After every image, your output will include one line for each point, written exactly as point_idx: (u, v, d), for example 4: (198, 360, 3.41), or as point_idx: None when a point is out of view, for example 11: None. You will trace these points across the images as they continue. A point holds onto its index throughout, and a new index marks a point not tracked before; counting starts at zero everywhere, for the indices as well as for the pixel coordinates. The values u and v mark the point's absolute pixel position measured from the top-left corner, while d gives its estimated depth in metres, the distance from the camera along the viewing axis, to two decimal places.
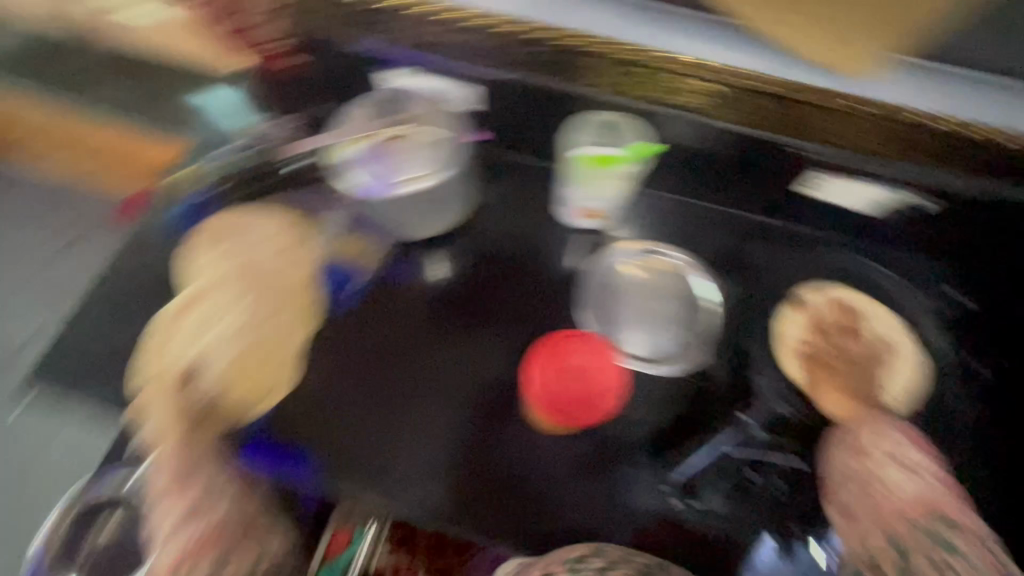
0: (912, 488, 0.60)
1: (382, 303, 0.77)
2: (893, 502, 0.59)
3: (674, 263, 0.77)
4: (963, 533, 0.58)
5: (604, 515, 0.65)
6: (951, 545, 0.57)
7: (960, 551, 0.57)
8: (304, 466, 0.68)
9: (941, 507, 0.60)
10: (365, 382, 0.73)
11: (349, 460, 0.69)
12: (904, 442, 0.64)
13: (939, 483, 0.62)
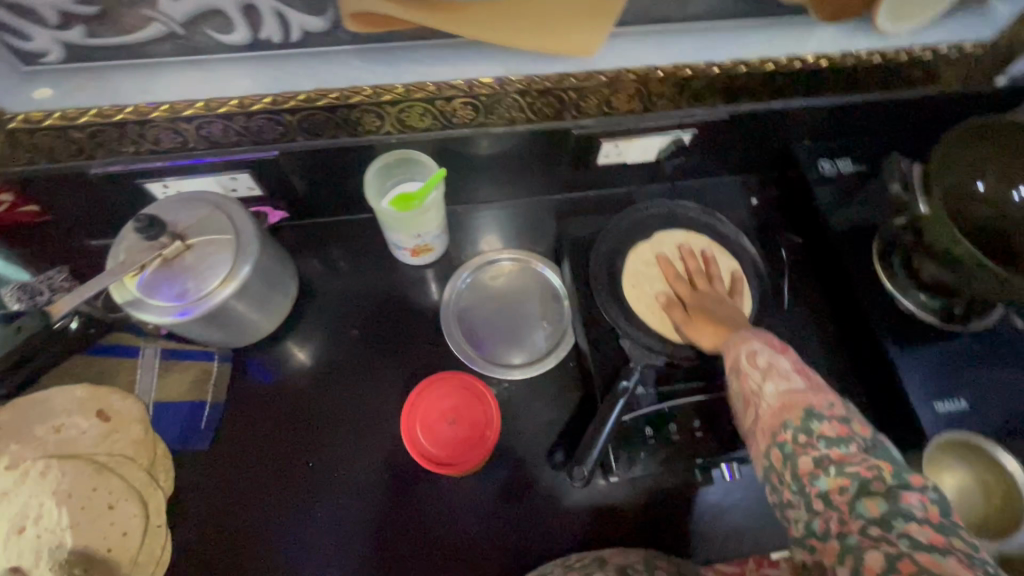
0: (776, 390, 0.51)
1: (243, 430, 0.70)
2: (762, 410, 0.51)
3: (519, 259, 0.81)
4: (832, 412, 0.48)
5: (534, 532, 0.67)
6: (810, 428, 0.48)
7: (822, 434, 0.47)
8: None
9: (802, 397, 0.50)
10: (251, 521, 0.66)
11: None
12: (756, 347, 0.55)
13: (805, 374, 0.53)
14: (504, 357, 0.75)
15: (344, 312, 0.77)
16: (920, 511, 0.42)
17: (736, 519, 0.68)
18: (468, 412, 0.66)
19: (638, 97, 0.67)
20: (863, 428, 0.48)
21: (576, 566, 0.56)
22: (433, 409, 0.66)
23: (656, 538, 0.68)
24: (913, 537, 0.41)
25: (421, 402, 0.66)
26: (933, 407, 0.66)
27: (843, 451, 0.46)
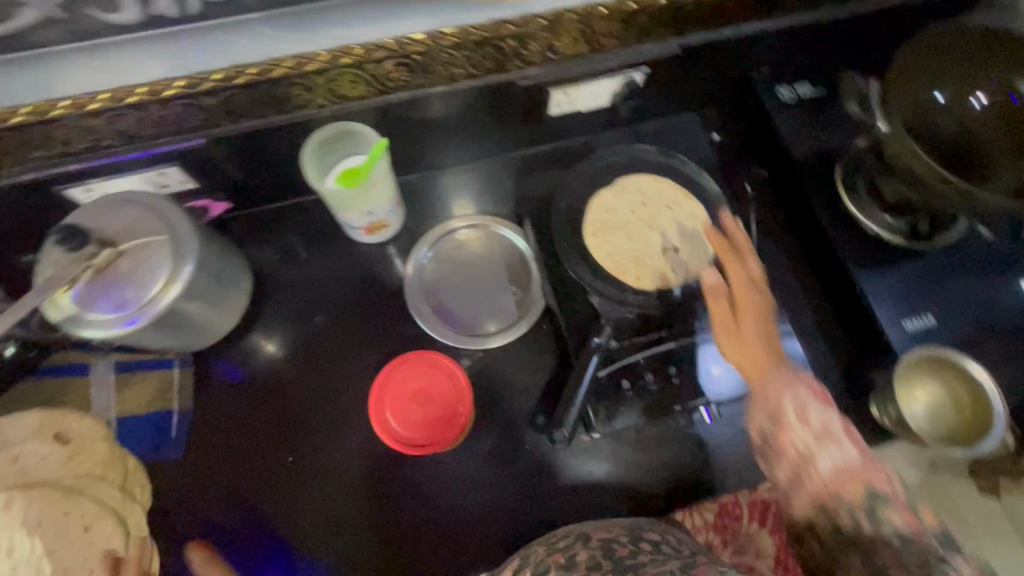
0: (830, 461, 0.53)
1: (215, 434, 0.68)
2: (800, 524, 0.53)
3: (477, 222, 0.78)
4: (897, 499, 0.51)
5: (523, 494, 0.68)
6: (880, 518, 0.50)
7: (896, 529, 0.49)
8: None
9: (860, 471, 0.52)
10: (237, 522, 0.66)
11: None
12: (805, 399, 0.56)
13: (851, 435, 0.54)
14: (474, 325, 0.74)
15: (304, 302, 0.75)
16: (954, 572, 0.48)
17: (715, 455, 0.70)
18: (437, 390, 0.66)
19: (585, 39, 0.63)
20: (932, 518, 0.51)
21: (559, 544, 0.57)
22: (404, 388, 0.66)
23: (642, 483, 0.69)
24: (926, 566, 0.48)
25: (393, 379, 0.67)
26: (902, 328, 0.66)
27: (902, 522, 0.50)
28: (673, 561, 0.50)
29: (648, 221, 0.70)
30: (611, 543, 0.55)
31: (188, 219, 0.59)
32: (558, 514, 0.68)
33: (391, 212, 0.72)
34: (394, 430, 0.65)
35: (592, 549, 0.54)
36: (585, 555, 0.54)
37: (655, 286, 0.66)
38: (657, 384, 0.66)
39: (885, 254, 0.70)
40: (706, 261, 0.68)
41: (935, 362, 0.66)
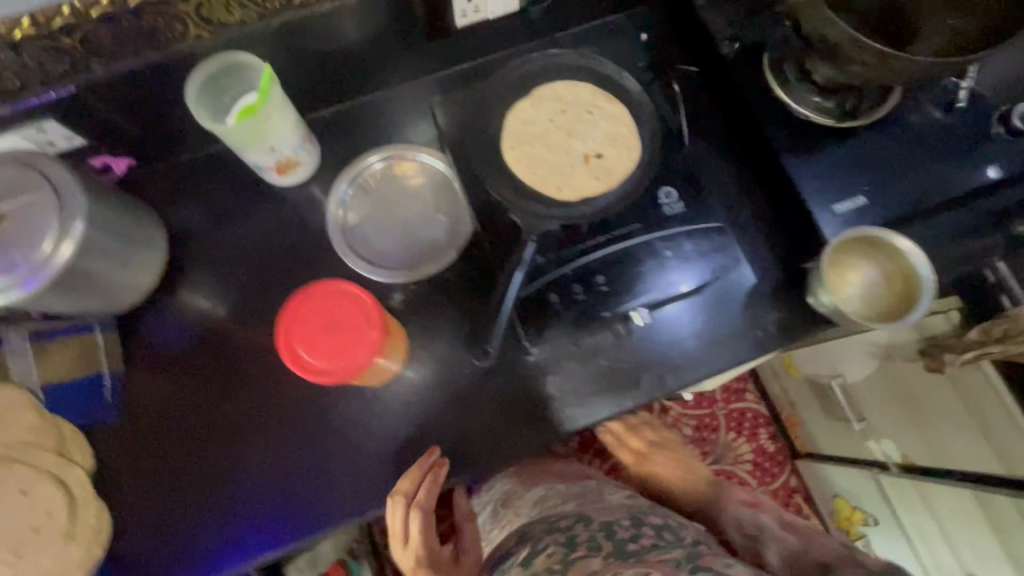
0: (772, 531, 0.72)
1: (147, 394, 0.67)
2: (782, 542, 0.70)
3: (397, 153, 0.74)
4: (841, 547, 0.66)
5: (466, 418, 0.67)
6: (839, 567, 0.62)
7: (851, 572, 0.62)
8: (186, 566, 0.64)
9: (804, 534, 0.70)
10: (182, 472, 0.66)
11: (215, 555, 0.64)
12: None
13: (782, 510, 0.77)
14: (404, 258, 0.71)
15: (229, 254, 0.72)
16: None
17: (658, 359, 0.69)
18: (349, 317, 0.51)
19: None
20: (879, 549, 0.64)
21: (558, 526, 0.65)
22: (320, 301, 0.51)
23: (589, 399, 0.67)
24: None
25: (314, 294, 0.52)
26: (830, 210, 0.65)
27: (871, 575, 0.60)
28: (676, 550, 0.57)
29: (569, 130, 0.67)
30: (613, 527, 0.63)
31: (69, 176, 0.56)
32: (503, 438, 0.67)
33: (297, 145, 0.67)
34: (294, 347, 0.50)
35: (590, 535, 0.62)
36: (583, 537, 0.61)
37: (580, 196, 0.64)
38: (591, 296, 0.64)
39: (817, 140, 0.67)
40: (630, 165, 0.65)
41: (860, 243, 0.64)
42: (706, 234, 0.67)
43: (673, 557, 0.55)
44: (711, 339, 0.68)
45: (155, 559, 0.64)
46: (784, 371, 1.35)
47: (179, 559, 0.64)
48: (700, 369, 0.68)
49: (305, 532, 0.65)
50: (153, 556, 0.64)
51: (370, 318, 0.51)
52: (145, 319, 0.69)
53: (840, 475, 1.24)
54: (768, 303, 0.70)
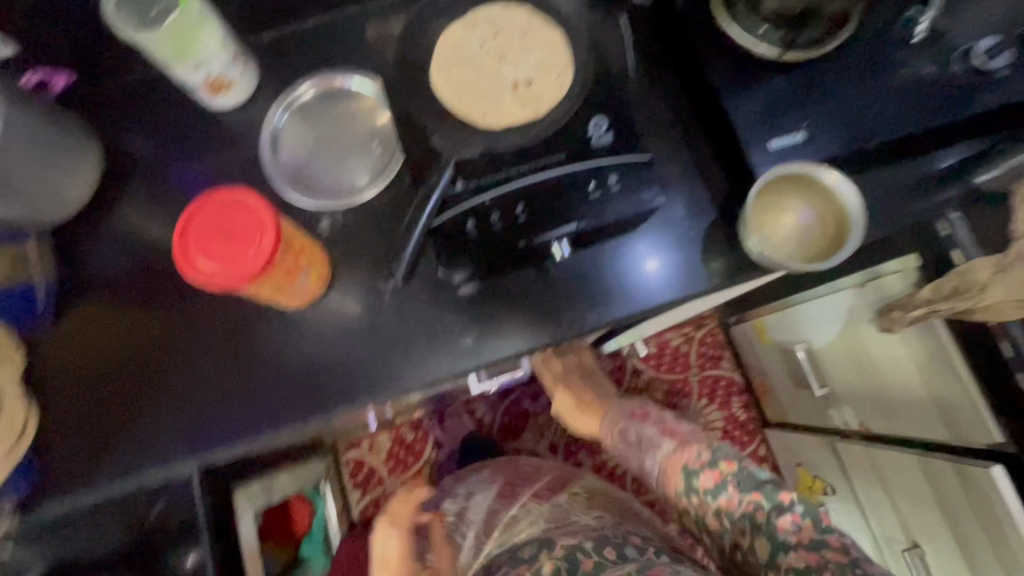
0: (657, 459, 0.77)
1: (84, 311, 0.70)
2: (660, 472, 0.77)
3: (329, 83, 0.73)
4: (703, 463, 0.73)
5: (387, 343, 0.67)
6: (697, 487, 0.72)
7: (704, 488, 0.72)
8: (113, 469, 0.67)
9: (680, 458, 0.74)
10: (113, 381, 0.69)
11: (140, 459, 0.67)
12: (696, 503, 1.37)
13: (668, 435, 0.78)
14: (335, 189, 0.71)
15: (168, 179, 0.73)
16: (793, 535, 0.64)
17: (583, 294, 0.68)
18: (244, 225, 0.52)
19: None
20: (729, 466, 0.71)
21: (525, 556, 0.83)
22: (218, 211, 0.52)
23: (512, 333, 0.67)
24: (795, 568, 0.63)
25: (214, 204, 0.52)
26: (764, 147, 0.63)
27: (722, 496, 0.70)
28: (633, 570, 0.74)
29: (500, 58, 0.65)
30: (577, 552, 0.80)
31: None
32: (419, 367, 0.67)
33: (227, 64, 0.67)
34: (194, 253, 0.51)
35: (555, 561, 0.80)
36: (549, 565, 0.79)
37: (504, 125, 0.62)
38: (509, 226, 0.62)
39: (758, 74, 0.64)
40: (558, 95, 0.63)
41: (784, 189, 0.63)
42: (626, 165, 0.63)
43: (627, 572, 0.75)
44: (634, 275, 0.68)
45: (84, 461, 0.67)
46: (756, 339, 1.32)
47: (105, 462, 0.67)
48: (625, 305, 0.68)
49: (220, 444, 0.67)
50: (81, 458, 0.67)
51: (263, 225, 0.52)
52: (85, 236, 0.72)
53: (803, 444, 1.23)
54: (694, 245, 0.68)
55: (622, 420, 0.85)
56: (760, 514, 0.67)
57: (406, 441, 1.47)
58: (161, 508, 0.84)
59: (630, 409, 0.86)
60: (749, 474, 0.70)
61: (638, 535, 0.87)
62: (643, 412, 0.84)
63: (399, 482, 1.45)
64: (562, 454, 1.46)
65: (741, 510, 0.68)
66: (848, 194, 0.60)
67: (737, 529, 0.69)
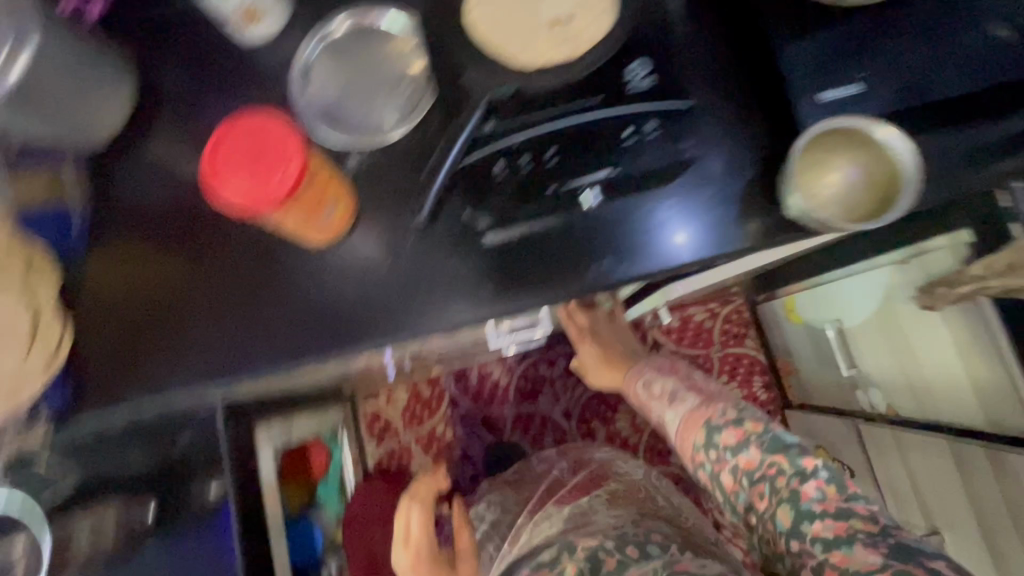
0: (679, 412, 0.77)
1: (117, 238, 0.72)
2: (679, 429, 0.76)
3: (361, 14, 0.69)
4: (728, 421, 0.71)
5: (410, 286, 0.67)
6: (717, 443, 0.70)
7: (725, 445, 0.70)
8: (139, 393, 0.69)
9: (703, 415, 0.74)
10: (143, 305, 0.71)
11: (165, 382, 0.69)
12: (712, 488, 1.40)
13: (694, 391, 0.78)
14: (369, 124, 0.68)
15: (199, 113, 0.73)
16: (819, 502, 0.61)
17: (615, 243, 0.64)
18: (273, 151, 0.51)
19: None
20: (754, 427, 0.69)
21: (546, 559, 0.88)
22: (248, 135, 0.52)
23: (537, 283, 0.65)
24: (822, 538, 0.59)
25: (245, 127, 0.52)
26: (815, 98, 0.59)
27: (743, 454, 0.68)
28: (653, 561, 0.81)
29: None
30: (598, 552, 0.84)
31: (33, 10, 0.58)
32: (440, 311, 0.66)
33: None
34: (224, 173, 0.51)
35: (578, 562, 0.84)
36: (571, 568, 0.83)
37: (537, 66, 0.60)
38: (546, 166, 0.62)
39: (811, 20, 0.60)
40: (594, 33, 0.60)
41: (838, 145, 0.59)
42: (669, 109, 0.64)
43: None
44: (670, 227, 0.64)
45: (114, 380, 0.70)
46: (784, 317, 1.28)
47: (133, 382, 0.69)
48: (659, 259, 0.64)
49: (243, 373, 0.68)
50: (110, 378, 0.70)
51: (290, 151, 0.51)
52: (117, 164, 0.73)
53: (825, 425, 1.21)
54: (733, 203, 0.64)
55: (645, 373, 0.87)
56: (781, 478, 0.64)
57: (422, 397, 1.49)
58: (187, 437, 0.86)
59: (655, 366, 0.87)
60: (774, 437, 0.67)
61: (660, 533, 0.91)
62: (670, 368, 0.85)
63: (414, 436, 1.48)
64: (576, 420, 1.46)
65: (761, 471, 0.66)
66: (904, 153, 0.55)
67: (756, 492, 0.66)
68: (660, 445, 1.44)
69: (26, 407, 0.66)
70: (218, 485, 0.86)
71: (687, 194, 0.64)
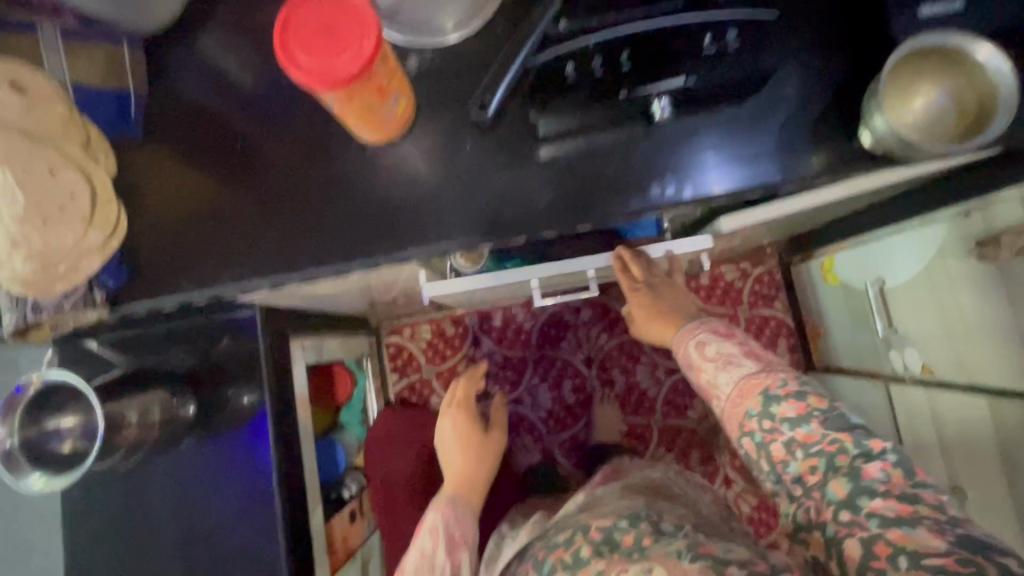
0: (731, 377, 0.65)
1: (178, 128, 0.73)
2: (727, 401, 0.65)
3: None
4: (787, 392, 0.59)
5: (465, 191, 0.66)
6: (772, 414, 0.59)
7: (782, 417, 0.58)
8: (191, 283, 0.70)
9: (759, 382, 0.62)
10: (197, 196, 0.71)
11: (215, 273, 0.70)
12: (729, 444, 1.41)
13: (752, 357, 0.66)
14: (428, 22, 0.67)
15: (261, 7, 0.72)
16: (882, 483, 0.51)
17: (669, 161, 0.65)
18: (344, 25, 0.49)
19: None
20: (819, 401, 0.58)
21: (558, 542, 0.72)
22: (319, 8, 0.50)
23: (594, 198, 0.65)
24: (881, 515, 0.49)
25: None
26: (913, 15, 0.56)
27: (803, 428, 0.57)
28: (678, 540, 0.63)
29: None
30: (614, 531, 0.68)
31: None
32: (493, 218, 0.66)
33: None
34: (294, 47, 0.49)
35: (592, 545, 0.67)
36: (588, 550, 0.67)
37: None
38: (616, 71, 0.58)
39: None
40: None
41: (935, 66, 0.55)
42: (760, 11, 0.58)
43: (673, 548, 0.61)
44: (726, 151, 0.64)
45: (165, 268, 0.71)
46: (820, 278, 1.26)
47: (184, 270, 0.70)
48: (714, 183, 0.64)
49: (292, 269, 0.69)
50: (162, 266, 0.71)
51: (362, 25, 0.49)
52: (176, 55, 0.73)
53: (850, 387, 1.20)
54: (803, 130, 0.64)
55: (700, 332, 0.73)
56: (842, 457, 0.54)
57: (445, 334, 1.50)
58: (224, 344, 0.88)
59: (711, 325, 0.74)
60: (841, 415, 0.56)
61: (671, 513, 0.76)
62: (728, 330, 0.71)
63: (435, 371, 1.49)
64: (597, 367, 1.47)
65: (820, 447, 0.55)
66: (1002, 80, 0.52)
67: (806, 468, 0.56)
68: (679, 399, 1.44)
69: (83, 284, 0.67)
70: (252, 395, 0.88)
71: (748, 119, 0.64)
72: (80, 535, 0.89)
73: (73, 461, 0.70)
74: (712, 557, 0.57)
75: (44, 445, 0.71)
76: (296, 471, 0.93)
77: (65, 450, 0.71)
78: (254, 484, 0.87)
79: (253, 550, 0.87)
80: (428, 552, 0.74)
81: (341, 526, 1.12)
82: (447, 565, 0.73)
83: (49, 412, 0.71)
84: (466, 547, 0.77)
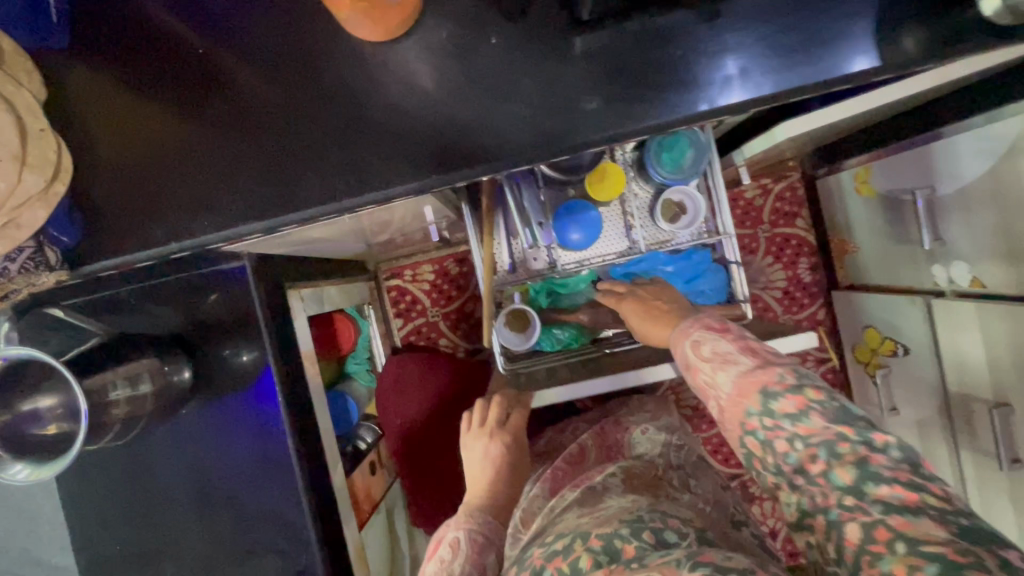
0: (729, 377, 0.54)
1: (123, 40, 0.58)
2: (724, 401, 0.54)
3: None
4: (784, 386, 0.50)
5: (489, 99, 0.54)
6: (771, 411, 0.49)
7: (783, 414, 0.49)
8: (160, 232, 0.58)
9: (756, 378, 0.51)
10: (156, 122, 0.58)
11: (189, 218, 0.58)
12: None
13: (750, 352, 0.55)
14: None
15: None
16: (887, 470, 0.44)
17: (736, 48, 0.53)
18: None
19: None
20: (817, 392, 0.48)
21: (556, 548, 0.53)
22: None
23: (647, 98, 0.53)
24: (885, 502, 0.42)
25: None
26: None
27: (806, 425, 0.48)
28: (674, 550, 0.47)
29: None
30: (614, 539, 0.50)
31: None
32: (524, 133, 0.54)
33: None
34: None
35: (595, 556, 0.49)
36: (588, 561, 0.49)
37: None
38: None
39: None
40: None
41: None
42: None
43: (671, 555, 0.46)
44: (806, 34, 0.53)
45: (127, 214, 0.58)
46: (850, 190, 1.17)
47: (151, 215, 0.58)
48: (787, 74, 0.53)
49: (283, 207, 0.56)
50: (125, 211, 0.58)
51: None
52: None
53: (882, 307, 1.15)
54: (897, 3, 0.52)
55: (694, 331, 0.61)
56: (843, 444, 0.46)
57: (450, 274, 1.40)
58: (213, 301, 0.78)
59: (704, 321, 0.61)
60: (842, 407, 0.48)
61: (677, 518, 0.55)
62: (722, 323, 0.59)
63: (441, 313, 1.40)
64: None
65: (821, 438, 0.47)
66: None
67: (806, 458, 0.47)
68: None
69: (30, 240, 0.56)
70: (252, 354, 0.78)
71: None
72: (80, 514, 0.82)
73: (61, 446, 0.62)
74: (714, 564, 0.42)
75: (22, 430, 0.61)
76: (310, 433, 0.86)
77: (48, 434, 0.62)
78: (275, 456, 0.80)
79: (276, 512, 0.81)
80: (447, 563, 0.62)
81: (362, 482, 1.07)
82: (469, 569, 0.60)
83: (21, 393, 0.61)
84: (494, 550, 0.65)
